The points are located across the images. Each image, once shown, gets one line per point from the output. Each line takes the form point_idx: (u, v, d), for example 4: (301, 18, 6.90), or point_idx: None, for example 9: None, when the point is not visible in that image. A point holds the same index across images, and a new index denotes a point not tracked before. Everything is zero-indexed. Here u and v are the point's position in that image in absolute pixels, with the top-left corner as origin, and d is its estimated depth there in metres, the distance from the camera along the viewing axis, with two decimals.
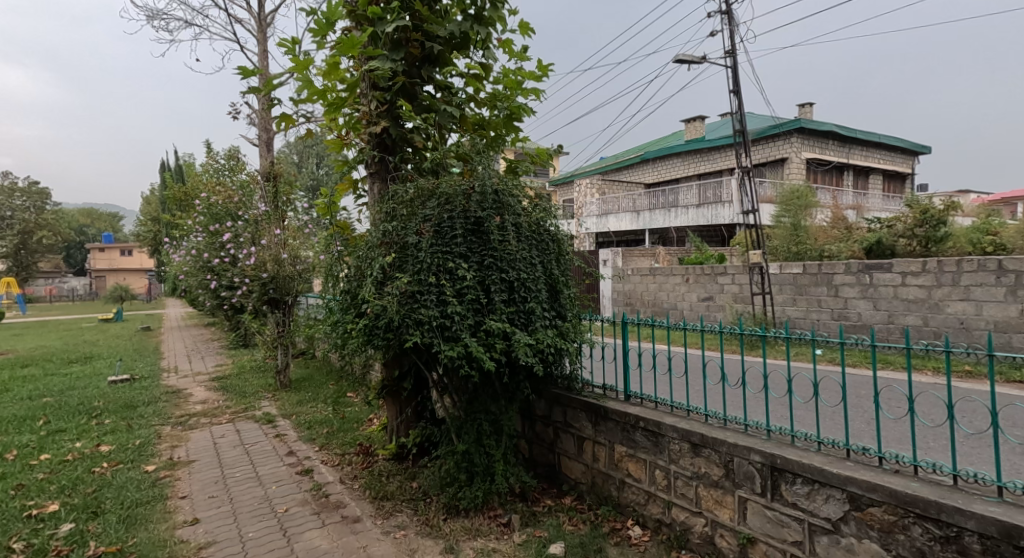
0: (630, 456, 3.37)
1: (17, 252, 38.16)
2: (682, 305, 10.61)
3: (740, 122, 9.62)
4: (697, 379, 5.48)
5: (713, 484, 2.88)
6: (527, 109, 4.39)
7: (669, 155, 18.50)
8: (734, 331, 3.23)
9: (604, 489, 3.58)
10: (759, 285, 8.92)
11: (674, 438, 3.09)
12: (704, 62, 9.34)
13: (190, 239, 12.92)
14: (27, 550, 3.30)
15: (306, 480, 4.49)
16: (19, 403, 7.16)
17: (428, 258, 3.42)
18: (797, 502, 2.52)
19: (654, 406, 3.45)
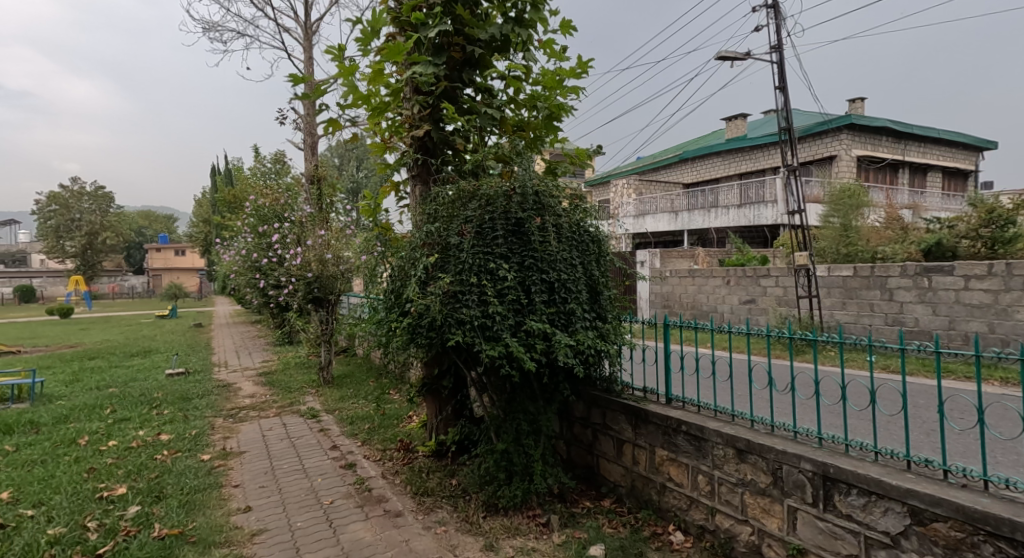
0: (672, 460, 3.33)
1: (84, 251, 40.50)
2: (724, 307, 10.39)
3: (786, 119, 9.35)
4: (743, 384, 5.36)
5: (760, 492, 2.82)
6: (567, 109, 4.41)
7: (710, 154, 18.12)
8: (783, 335, 3.12)
9: (644, 492, 3.54)
10: (806, 288, 8.65)
11: (718, 443, 3.04)
12: (748, 58, 9.11)
13: (239, 239, 13.43)
14: (100, 529, 3.49)
15: (349, 473, 4.61)
16: (87, 392, 7.61)
17: (469, 259, 3.45)
18: (851, 514, 2.44)
19: (696, 410, 3.40)
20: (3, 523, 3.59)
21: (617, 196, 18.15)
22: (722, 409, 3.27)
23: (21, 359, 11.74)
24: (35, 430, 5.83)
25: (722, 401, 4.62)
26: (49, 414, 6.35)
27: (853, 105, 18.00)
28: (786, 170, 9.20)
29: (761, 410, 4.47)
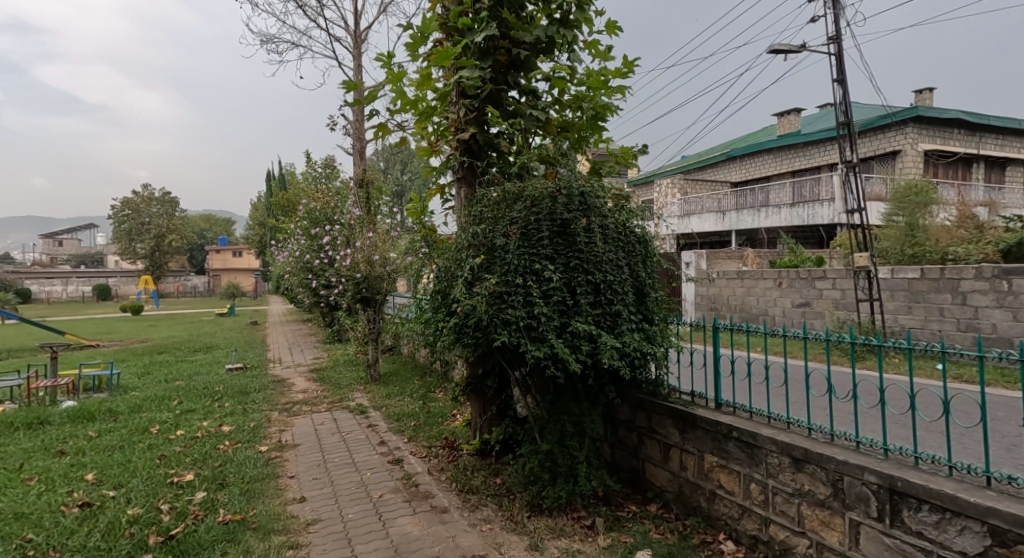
0: (722, 467, 3.28)
1: (152, 253, 42.98)
2: (776, 310, 10.09)
3: (844, 114, 8.99)
4: (800, 390, 5.20)
5: (819, 504, 2.75)
6: (613, 109, 4.41)
7: (760, 151, 17.58)
8: (843, 340, 3.01)
9: (692, 499, 3.50)
10: (866, 291, 8.31)
11: (772, 451, 2.98)
12: (804, 51, 8.82)
13: (292, 241, 13.95)
14: (171, 512, 3.73)
15: (397, 468, 4.74)
16: (156, 384, 8.09)
17: (515, 260, 3.49)
18: (923, 531, 2.34)
19: (748, 416, 3.34)
20: (88, 503, 3.89)
21: (662, 196, 17.93)
22: (776, 416, 3.20)
23: (99, 352, 12.60)
24: (112, 418, 6.26)
25: (777, 408, 4.50)
26: (124, 403, 6.81)
27: (920, 97, 17.10)
28: (844, 167, 8.83)
29: (819, 418, 4.32)
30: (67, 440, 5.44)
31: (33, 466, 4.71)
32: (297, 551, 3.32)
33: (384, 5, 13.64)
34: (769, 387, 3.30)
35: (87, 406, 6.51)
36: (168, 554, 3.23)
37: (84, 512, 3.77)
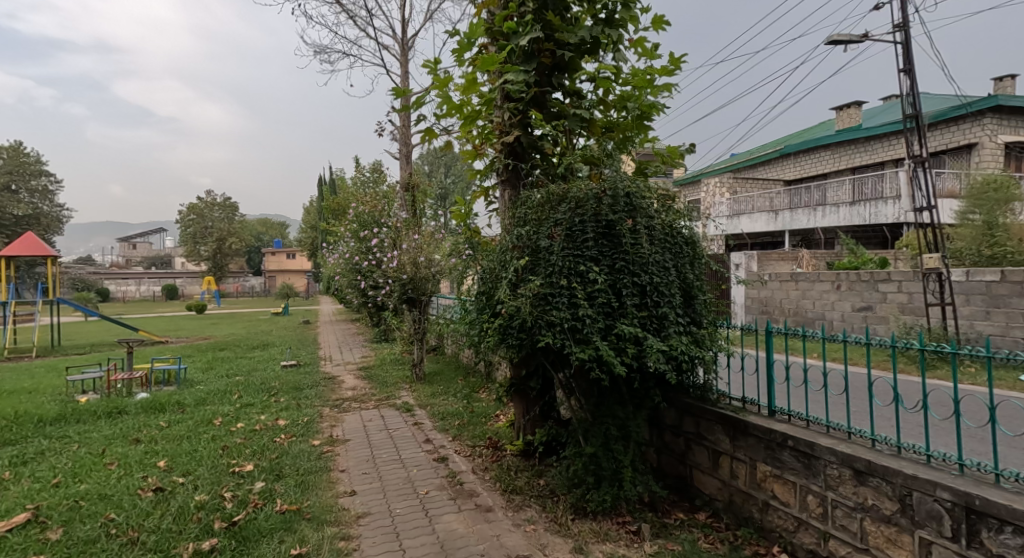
0: (777, 477, 3.20)
1: (215, 255, 45.17)
2: (834, 314, 9.73)
3: (912, 105, 8.56)
4: (863, 400, 4.99)
5: (884, 520, 2.64)
6: (659, 107, 4.37)
7: (815, 147, 16.91)
8: (913, 347, 2.89)
9: (744, 509, 3.42)
10: (938, 295, 7.86)
11: (832, 462, 2.88)
12: (866, 40, 8.47)
13: (341, 244, 14.38)
14: (233, 499, 3.94)
15: (442, 466, 4.84)
16: (218, 379, 8.53)
17: (560, 262, 3.52)
18: (1004, 554, 2.20)
19: (804, 425, 3.23)
20: (160, 488, 4.16)
21: (710, 196, 17.64)
22: (836, 426, 3.09)
23: (168, 348, 13.37)
24: (180, 409, 6.65)
25: (838, 417, 4.34)
26: (190, 396, 7.21)
27: (999, 85, 16.09)
28: (913, 163, 8.40)
29: (885, 429, 4.14)
30: (141, 429, 5.81)
31: (112, 452, 5.06)
32: (348, 543, 3.45)
33: (430, 12, 13.90)
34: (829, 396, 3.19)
35: (157, 399, 6.94)
36: (231, 539, 3.42)
37: (157, 496, 4.04)
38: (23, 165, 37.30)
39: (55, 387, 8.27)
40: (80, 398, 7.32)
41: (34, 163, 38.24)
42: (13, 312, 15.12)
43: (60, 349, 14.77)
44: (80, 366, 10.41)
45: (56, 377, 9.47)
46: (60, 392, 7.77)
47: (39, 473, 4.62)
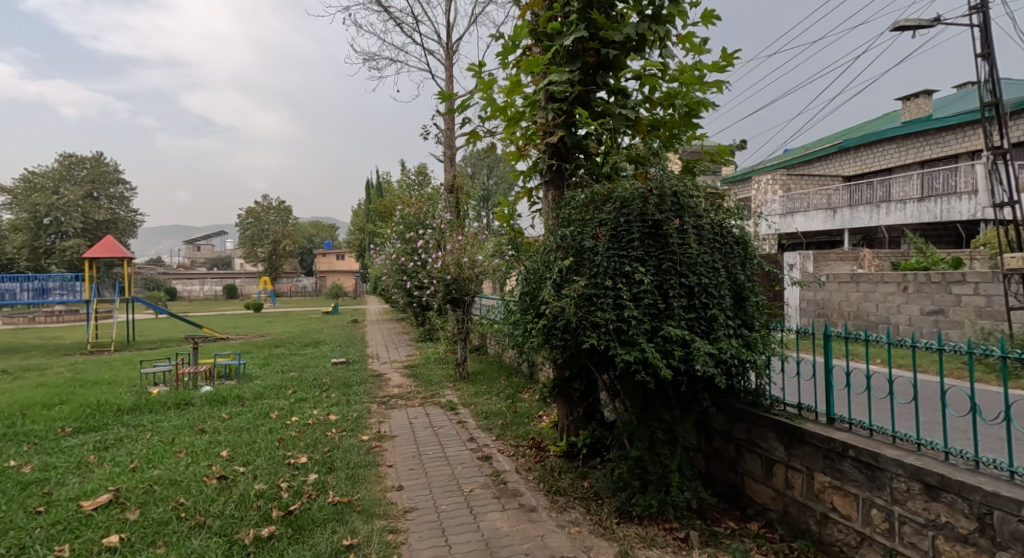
0: (836, 488, 3.01)
1: (270, 257, 46.99)
2: (900, 317, 9.26)
3: (990, 92, 8.07)
4: (933, 410, 4.70)
5: (959, 538, 2.44)
6: (708, 104, 4.29)
7: (880, 140, 16.15)
8: (994, 353, 2.70)
9: (800, 520, 3.25)
10: (1019, 296, 7.39)
11: (899, 475, 2.69)
12: (936, 25, 8.05)
13: (388, 245, 14.69)
14: (289, 489, 4.12)
15: (486, 465, 4.89)
16: (273, 374, 8.90)
17: (604, 262, 3.50)
18: None
19: (867, 434, 3.04)
20: (224, 476, 4.39)
21: (761, 194, 17.16)
22: (903, 436, 2.89)
23: (229, 344, 14.02)
24: (240, 402, 6.97)
25: (906, 427, 4.09)
26: (250, 390, 7.55)
27: None
28: (992, 155, 7.92)
29: (960, 441, 3.89)
30: (206, 420, 6.13)
31: (180, 440, 5.37)
32: (397, 536, 3.54)
33: (475, 15, 14.03)
34: (895, 404, 3.01)
35: (219, 392, 7.30)
36: (288, 527, 3.58)
37: (221, 484, 4.27)
38: (104, 174, 39.90)
39: (130, 379, 8.82)
40: (152, 390, 7.78)
41: (112, 171, 40.83)
42: (95, 310, 16.13)
43: (134, 344, 15.72)
44: (152, 360, 11.07)
45: (131, 369, 10.10)
46: (135, 384, 8.28)
47: (118, 458, 4.95)
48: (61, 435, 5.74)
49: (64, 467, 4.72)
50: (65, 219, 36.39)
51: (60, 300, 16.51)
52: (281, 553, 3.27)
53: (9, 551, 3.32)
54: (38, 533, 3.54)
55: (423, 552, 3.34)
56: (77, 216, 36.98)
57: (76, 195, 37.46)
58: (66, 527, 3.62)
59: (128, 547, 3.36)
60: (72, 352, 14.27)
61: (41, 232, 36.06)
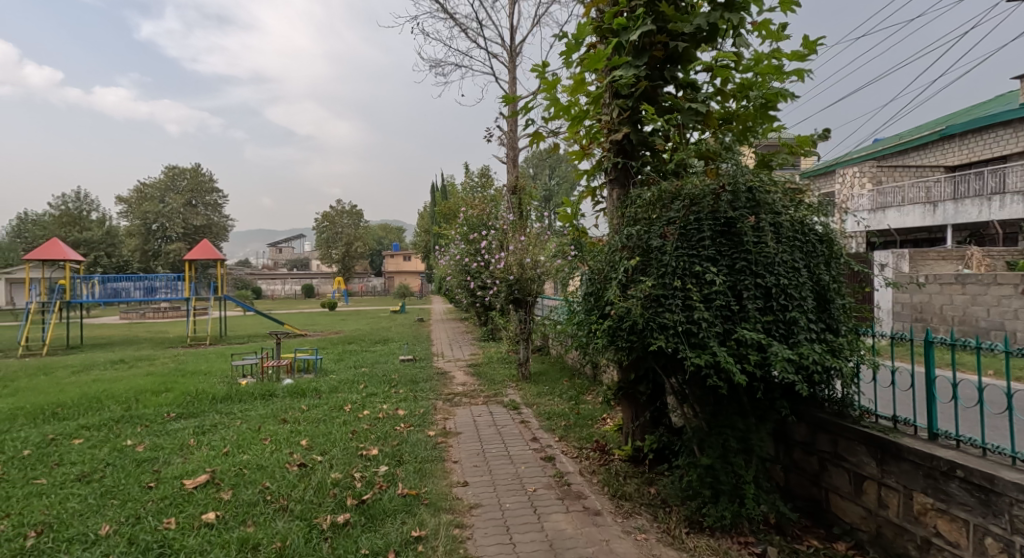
0: (941, 511, 2.72)
1: (343, 258, 48.98)
2: (1017, 323, 8.37)
3: None
4: None
5: None
6: (786, 95, 4.06)
7: (993, 125, 14.43)
8: None
9: (895, 544, 2.97)
10: None
11: (1021, 501, 2.39)
12: None
13: (452, 246, 14.91)
14: (362, 480, 4.25)
15: (550, 465, 4.83)
16: (346, 369, 9.25)
17: (673, 262, 3.36)
18: None
19: (978, 453, 2.73)
20: (303, 463, 4.59)
21: (846, 188, 16.13)
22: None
23: (308, 340, 14.73)
24: (317, 395, 7.27)
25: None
26: (326, 383, 7.86)
27: None
28: None
29: None
30: (287, 410, 6.44)
31: (265, 428, 5.65)
32: (462, 530, 3.56)
33: (538, 16, 13.97)
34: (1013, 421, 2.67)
35: (299, 384, 7.66)
36: (361, 515, 3.69)
37: (301, 471, 4.45)
38: (202, 184, 43.05)
39: (223, 370, 9.45)
40: (241, 381, 8.28)
41: (207, 180, 44.09)
42: (195, 307, 17.53)
43: (226, 338, 16.84)
44: (241, 353, 11.82)
45: (223, 361, 10.83)
46: (225, 375, 8.85)
47: (213, 442, 5.28)
48: (166, 419, 6.22)
49: (169, 448, 5.10)
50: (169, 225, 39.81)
51: (166, 298, 18.17)
52: (355, 540, 3.38)
53: (126, 521, 3.64)
54: (148, 506, 3.85)
55: (488, 549, 3.33)
56: (179, 222, 40.36)
57: (177, 203, 40.81)
58: (171, 502, 3.91)
59: (222, 524, 3.58)
60: (174, 344, 15.51)
61: (149, 236, 39.96)
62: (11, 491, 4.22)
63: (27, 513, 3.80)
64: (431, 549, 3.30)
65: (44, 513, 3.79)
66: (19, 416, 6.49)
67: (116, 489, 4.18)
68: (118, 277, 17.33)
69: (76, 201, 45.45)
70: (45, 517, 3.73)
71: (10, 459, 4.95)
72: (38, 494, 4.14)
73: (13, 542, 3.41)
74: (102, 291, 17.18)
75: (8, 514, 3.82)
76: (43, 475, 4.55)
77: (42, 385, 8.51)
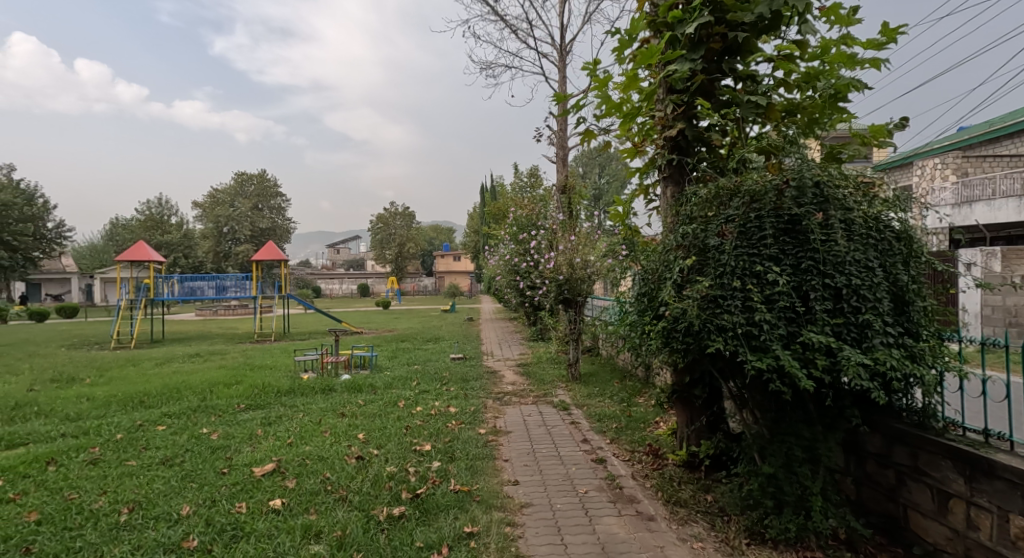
0: None
1: (397, 258, 50.07)
2: None
3: None
4: None
5: None
6: (857, 84, 3.81)
7: None
8: None
9: None
10: None
11: None
12: None
13: (501, 246, 14.94)
14: (416, 474, 4.29)
15: (601, 467, 4.74)
16: (400, 366, 9.42)
17: (731, 261, 3.21)
18: None
19: None
20: (361, 456, 4.69)
21: (925, 181, 15.11)
22: None
23: (364, 337, 15.11)
24: (374, 391, 7.43)
25: None
26: (381, 379, 8.03)
27: None
28: None
29: None
30: (346, 405, 6.60)
31: (325, 421, 5.81)
32: (514, 529, 3.53)
33: (588, 14, 13.79)
34: None
35: (357, 380, 7.85)
36: (416, 509, 3.72)
37: (358, 463, 4.54)
38: (267, 189, 45.06)
39: (287, 365, 9.82)
40: (303, 376, 8.59)
41: (273, 185, 46.13)
42: (260, 304, 18.36)
43: (288, 335, 17.54)
44: (304, 349, 12.28)
45: (287, 356, 11.28)
46: (289, 370, 9.19)
47: (278, 432, 5.47)
48: (237, 410, 6.51)
49: (239, 437, 5.32)
50: (237, 228, 41.93)
51: (237, 297, 18.94)
52: (410, 533, 3.41)
53: (203, 503, 3.82)
54: (222, 490, 4.03)
55: (539, 549, 3.28)
56: (247, 225, 42.49)
57: (246, 207, 42.94)
58: (242, 487, 4.08)
59: (287, 511, 3.69)
60: (242, 340, 16.28)
61: (221, 239, 42.16)
62: (105, 471, 4.52)
63: (120, 491, 4.06)
64: (483, 545, 3.29)
65: (133, 492, 4.04)
66: (112, 402, 6.98)
67: (194, 473, 4.40)
68: (194, 277, 18.46)
69: (155, 206, 48.59)
70: (133, 496, 3.98)
71: (103, 442, 5.32)
72: (129, 475, 4.41)
73: (108, 517, 3.65)
74: (181, 290, 18.36)
75: (105, 491, 4.09)
76: (132, 457, 4.85)
77: (129, 376, 9.13)
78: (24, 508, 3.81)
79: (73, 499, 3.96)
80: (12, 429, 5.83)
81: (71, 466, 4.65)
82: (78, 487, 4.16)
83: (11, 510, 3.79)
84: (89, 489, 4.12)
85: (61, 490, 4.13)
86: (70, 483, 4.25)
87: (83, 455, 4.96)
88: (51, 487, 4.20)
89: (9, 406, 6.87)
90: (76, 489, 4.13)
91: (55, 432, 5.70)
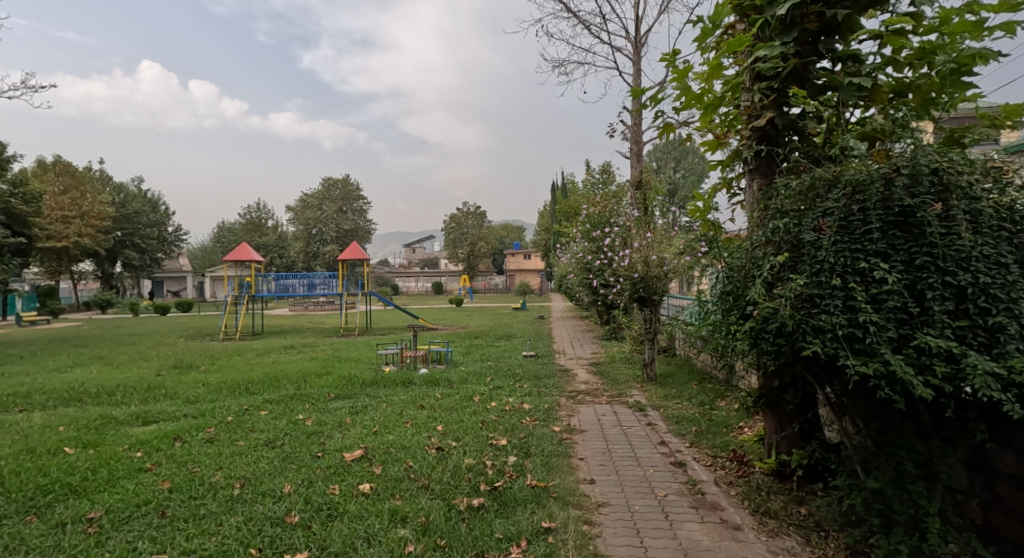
0: None
1: (470, 257, 50.93)
2: None
3: None
4: None
5: None
6: (985, 55, 3.40)
7: None
8: None
9: None
10: None
11: None
12: None
13: (573, 244, 14.80)
14: (493, 467, 4.32)
15: (680, 471, 4.55)
16: (476, 362, 9.56)
17: (830, 258, 2.99)
18: None
19: None
20: (441, 447, 4.78)
21: None
22: None
23: (439, 334, 15.47)
24: (451, 385, 7.58)
25: None
26: (457, 374, 8.17)
27: None
28: None
29: None
30: (425, 397, 6.76)
31: (407, 413, 5.99)
32: (592, 527, 3.47)
33: (664, 4, 13.33)
34: None
35: (435, 374, 8.04)
36: (494, 501, 3.74)
37: (439, 454, 4.63)
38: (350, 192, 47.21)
39: (371, 358, 10.24)
40: (385, 368, 8.91)
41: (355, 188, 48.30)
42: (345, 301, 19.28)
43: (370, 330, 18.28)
44: (386, 343, 12.77)
45: (371, 350, 11.77)
46: (372, 363, 9.58)
47: (365, 421, 5.68)
48: (328, 399, 6.84)
49: (331, 424, 5.58)
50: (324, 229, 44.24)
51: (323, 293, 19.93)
52: (490, 523, 3.43)
53: (302, 483, 4.03)
54: (318, 472, 4.23)
55: (619, 550, 3.20)
56: (333, 227, 44.74)
57: (332, 209, 45.25)
58: (335, 471, 4.26)
59: (376, 495, 3.81)
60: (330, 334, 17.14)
61: (311, 240, 44.16)
62: (220, 448, 4.89)
63: (233, 468, 4.35)
64: (562, 542, 3.24)
65: (244, 469, 4.33)
66: (222, 387, 7.57)
67: (293, 455, 4.66)
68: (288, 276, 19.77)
69: (253, 210, 52.35)
70: (245, 473, 4.26)
71: (218, 422, 5.76)
72: (239, 453, 4.74)
73: (225, 490, 3.93)
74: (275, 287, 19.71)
75: (218, 467, 4.42)
76: (241, 438, 5.21)
77: (236, 364, 9.88)
78: (158, 477, 4.18)
79: (196, 471, 4.30)
80: (145, 408, 6.44)
81: (192, 443, 5.06)
82: (199, 462, 4.52)
83: (148, 478, 4.17)
84: (209, 464, 4.46)
85: (186, 463, 4.50)
86: (192, 458, 4.62)
87: (202, 433, 5.39)
88: (178, 460, 4.58)
89: (142, 388, 7.60)
90: (198, 463, 4.48)
91: (179, 412, 6.24)
